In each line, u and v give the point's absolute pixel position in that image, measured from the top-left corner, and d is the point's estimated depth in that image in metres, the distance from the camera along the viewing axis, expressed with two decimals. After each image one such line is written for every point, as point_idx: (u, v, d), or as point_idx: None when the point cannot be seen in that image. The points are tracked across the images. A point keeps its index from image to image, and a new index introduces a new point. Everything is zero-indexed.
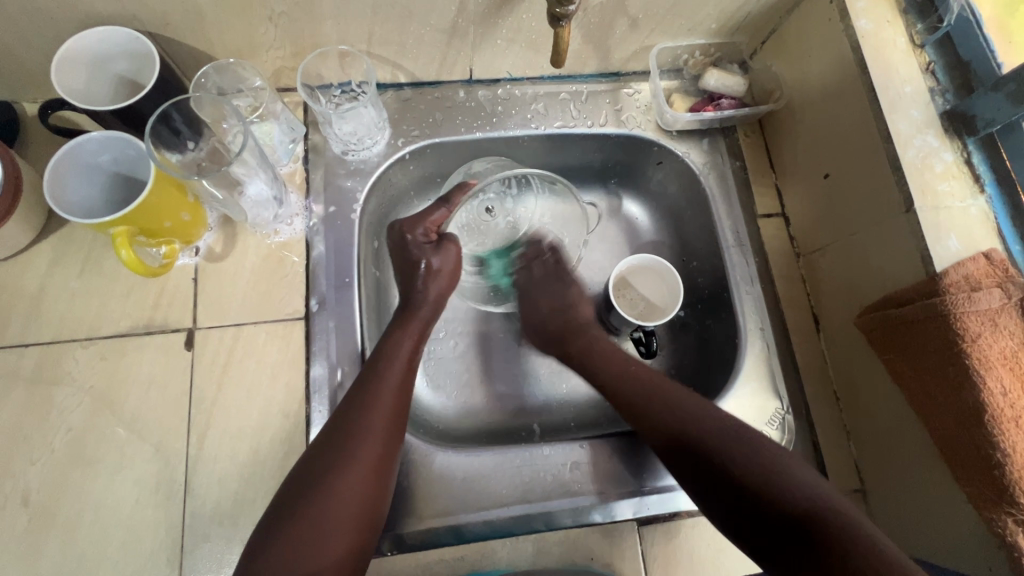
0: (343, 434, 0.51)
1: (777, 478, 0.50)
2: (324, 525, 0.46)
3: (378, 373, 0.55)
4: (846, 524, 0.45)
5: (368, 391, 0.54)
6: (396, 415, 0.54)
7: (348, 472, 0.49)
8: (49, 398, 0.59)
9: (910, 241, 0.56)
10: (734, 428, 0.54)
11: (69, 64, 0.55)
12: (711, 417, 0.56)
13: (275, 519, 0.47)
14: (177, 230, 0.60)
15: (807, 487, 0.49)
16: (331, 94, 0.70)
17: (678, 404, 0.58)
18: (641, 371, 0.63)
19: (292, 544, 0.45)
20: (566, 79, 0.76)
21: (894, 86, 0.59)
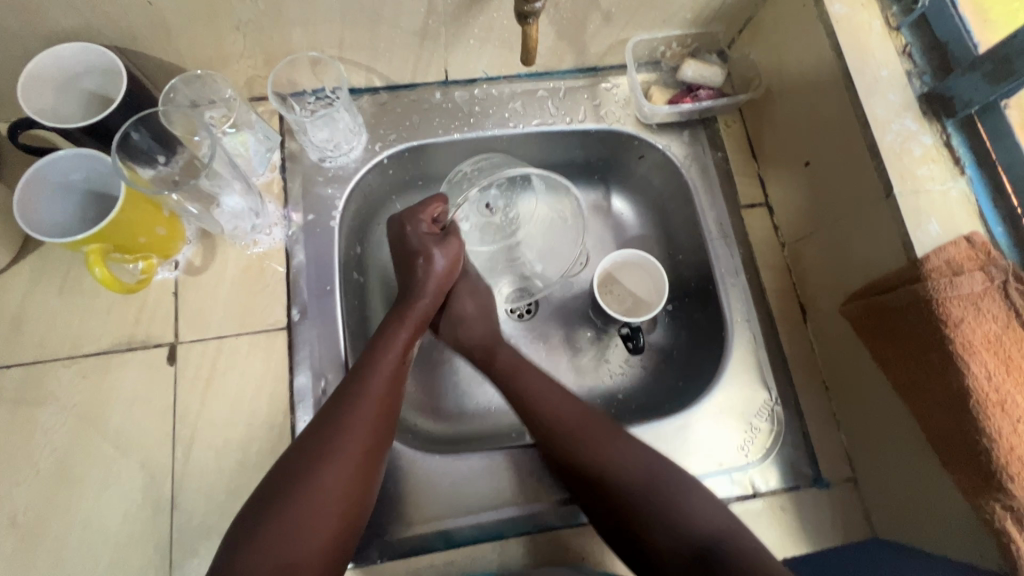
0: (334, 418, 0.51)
1: (679, 515, 0.51)
2: (312, 512, 0.46)
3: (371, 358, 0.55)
4: (744, 548, 0.49)
5: (358, 381, 0.54)
6: (386, 411, 0.53)
7: (330, 473, 0.48)
8: (32, 418, 0.59)
9: (891, 226, 0.55)
10: (649, 468, 0.54)
11: (35, 83, 0.55)
12: (621, 454, 0.55)
13: (254, 517, 0.46)
14: (153, 245, 0.59)
15: (707, 524, 0.51)
16: (305, 101, 0.70)
17: (584, 436, 0.57)
18: (564, 398, 0.60)
19: (268, 539, 0.45)
20: (543, 75, 0.76)
21: (870, 70, 0.58)
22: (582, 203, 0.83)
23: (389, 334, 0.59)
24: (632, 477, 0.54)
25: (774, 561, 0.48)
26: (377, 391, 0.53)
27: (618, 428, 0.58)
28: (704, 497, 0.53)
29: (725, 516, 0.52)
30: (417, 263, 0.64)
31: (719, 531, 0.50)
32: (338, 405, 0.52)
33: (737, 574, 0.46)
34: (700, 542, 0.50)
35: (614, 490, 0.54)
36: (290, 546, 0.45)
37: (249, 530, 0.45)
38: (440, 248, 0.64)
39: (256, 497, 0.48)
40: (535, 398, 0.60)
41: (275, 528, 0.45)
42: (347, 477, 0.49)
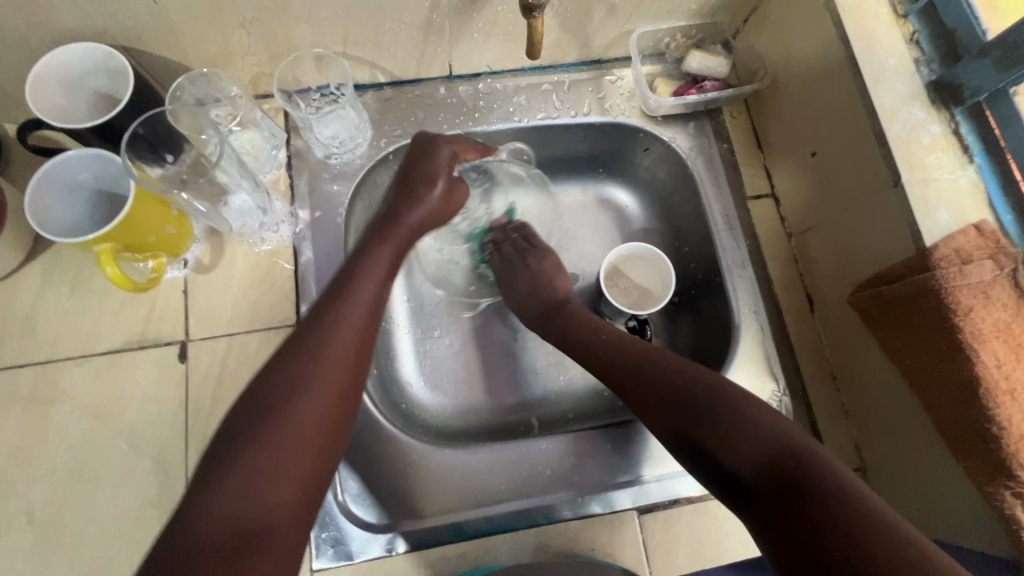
0: (298, 363, 0.46)
1: (750, 428, 0.48)
2: (281, 444, 0.42)
3: (342, 299, 0.51)
4: (817, 465, 0.44)
5: (329, 321, 0.49)
6: (364, 340, 0.50)
7: (296, 415, 0.43)
8: (47, 417, 0.59)
9: (899, 215, 0.55)
10: (732, 390, 0.52)
11: (42, 85, 0.55)
12: (710, 385, 0.53)
13: (218, 451, 0.41)
14: (162, 243, 0.60)
15: (772, 433, 0.47)
16: (310, 98, 0.69)
17: (678, 377, 0.55)
18: (646, 349, 0.60)
19: (236, 477, 0.40)
20: (547, 68, 0.75)
21: (878, 59, 0.58)
22: (587, 196, 0.83)
23: (371, 253, 0.56)
24: (693, 390, 0.53)
25: (846, 471, 0.43)
26: (348, 329, 0.49)
27: (687, 359, 0.57)
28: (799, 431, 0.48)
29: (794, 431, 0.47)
30: (404, 199, 0.61)
31: (794, 446, 0.46)
32: (314, 330, 0.48)
33: (812, 481, 0.42)
34: (777, 459, 0.45)
35: (717, 431, 0.50)
36: (256, 486, 0.40)
37: (211, 470, 0.40)
38: (445, 181, 0.63)
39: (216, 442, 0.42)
40: (584, 336, 0.65)
41: (240, 469, 0.40)
42: (315, 420, 0.44)
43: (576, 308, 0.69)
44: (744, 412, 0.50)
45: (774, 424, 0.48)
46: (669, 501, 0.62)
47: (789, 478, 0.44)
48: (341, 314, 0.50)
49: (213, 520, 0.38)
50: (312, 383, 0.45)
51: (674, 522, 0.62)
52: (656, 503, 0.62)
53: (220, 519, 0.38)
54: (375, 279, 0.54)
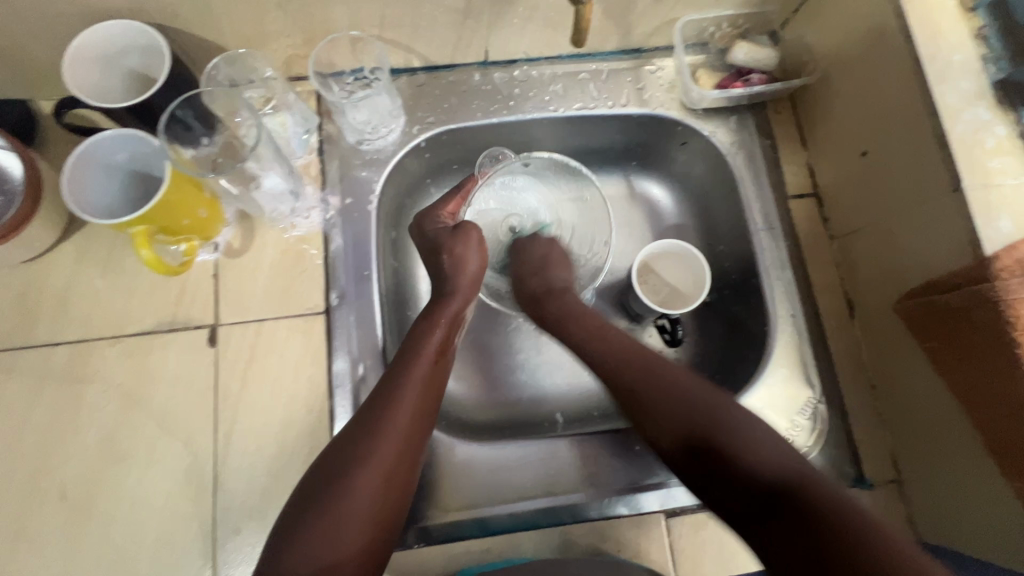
0: (358, 440, 0.47)
1: (734, 438, 0.49)
2: (346, 517, 0.44)
3: (400, 376, 0.52)
4: (846, 509, 0.42)
5: (388, 396, 0.50)
6: (420, 414, 0.51)
7: (355, 493, 0.45)
8: (80, 396, 0.60)
9: (957, 222, 0.52)
10: (697, 399, 0.52)
11: (78, 63, 0.54)
12: (709, 412, 0.51)
13: (290, 518, 0.44)
14: (196, 227, 0.59)
15: (770, 451, 0.48)
16: (343, 81, 0.68)
17: (696, 395, 0.53)
18: (634, 350, 0.58)
19: (311, 538, 0.43)
20: (586, 57, 0.73)
21: (942, 55, 0.54)
22: (620, 189, 0.81)
23: (422, 331, 0.57)
24: (713, 415, 0.51)
25: (859, 502, 0.43)
26: (406, 404, 0.50)
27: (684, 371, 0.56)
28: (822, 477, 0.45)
29: (788, 455, 0.48)
30: (450, 262, 0.63)
31: (788, 463, 0.47)
32: (373, 408, 0.50)
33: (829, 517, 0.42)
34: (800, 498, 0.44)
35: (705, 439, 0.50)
36: (324, 549, 0.43)
37: (291, 532, 0.44)
38: (459, 240, 0.63)
39: (289, 514, 0.45)
40: (597, 339, 0.61)
41: (313, 534, 0.43)
42: (375, 498, 0.46)
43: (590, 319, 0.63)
44: (753, 435, 0.49)
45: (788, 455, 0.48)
46: (696, 505, 0.61)
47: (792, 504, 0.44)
48: (401, 388, 0.51)
49: None
50: (370, 461, 0.46)
51: (701, 527, 0.61)
52: (683, 508, 0.61)
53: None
54: (426, 351, 0.54)
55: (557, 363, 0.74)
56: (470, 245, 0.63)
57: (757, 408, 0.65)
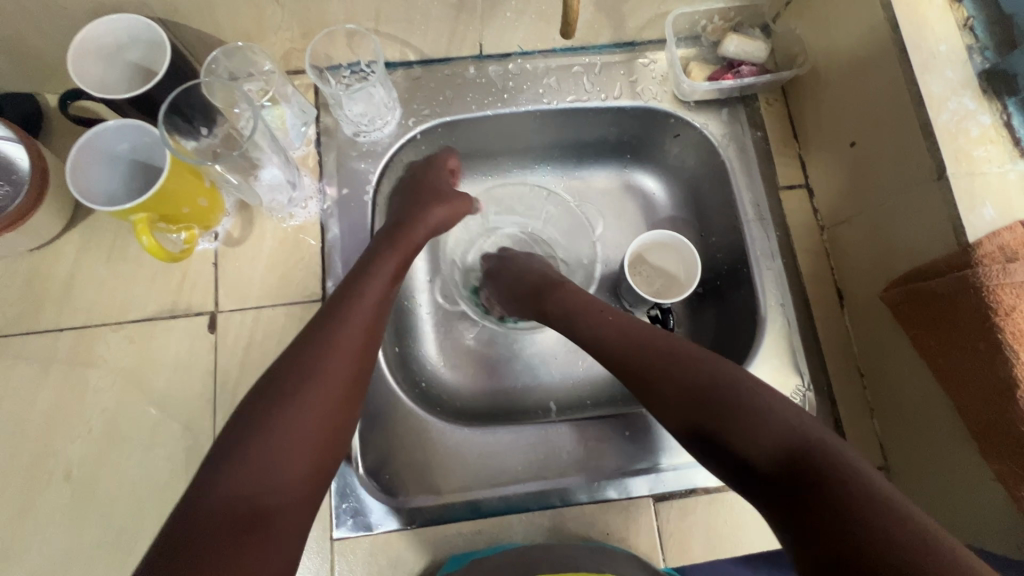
0: (306, 358, 0.48)
1: (739, 403, 0.47)
2: (271, 455, 0.43)
3: (345, 308, 0.53)
4: (853, 484, 0.40)
5: (336, 317, 0.52)
6: (370, 333, 0.53)
7: (302, 414, 0.45)
8: (84, 379, 0.62)
9: (942, 210, 0.53)
10: (704, 371, 0.50)
11: (83, 57, 0.56)
12: (713, 382, 0.49)
13: (226, 439, 0.43)
14: (196, 215, 0.61)
15: (770, 408, 0.46)
16: (340, 75, 0.70)
17: (705, 372, 0.50)
18: (637, 330, 0.56)
19: (251, 460, 0.42)
20: (579, 50, 0.74)
21: (927, 45, 0.55)
22: (613, 181, 0.82)
23: (380, 258, 0.59)
24: (719, 383, 0.49)
25: (877, 474, 0.41)
26: (354, 321, 0.52)
27: (689, 344, 0.53)
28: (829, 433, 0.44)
29: (793, 416, 0.45)
30: (408, 222, 0.63)
31: (793, 422, 0.45)
32: (318, 336, 0.50)
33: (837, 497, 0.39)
34: (798, 463, 0.42)
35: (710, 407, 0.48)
36: (266, 469, 0.42)
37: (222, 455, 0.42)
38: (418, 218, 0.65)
39: (227, 435, 0.44)
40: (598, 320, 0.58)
41: (253, 453, 0.42)
42: (324, 422, 0.47)
43: (591, 303, 0.61)
44: (765, 408, 0.46)
45: (801, 426, 0.45)
46: (685, 491, 0.62)
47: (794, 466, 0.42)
48: (348, 318, 0.52)
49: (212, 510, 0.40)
50: (305, 399, 0.46)
51: (690, 511, 0.62)
52: (671, 492, 0.62)
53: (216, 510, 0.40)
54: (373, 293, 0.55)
55: (551, 353, 0.75)
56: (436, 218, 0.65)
57: None
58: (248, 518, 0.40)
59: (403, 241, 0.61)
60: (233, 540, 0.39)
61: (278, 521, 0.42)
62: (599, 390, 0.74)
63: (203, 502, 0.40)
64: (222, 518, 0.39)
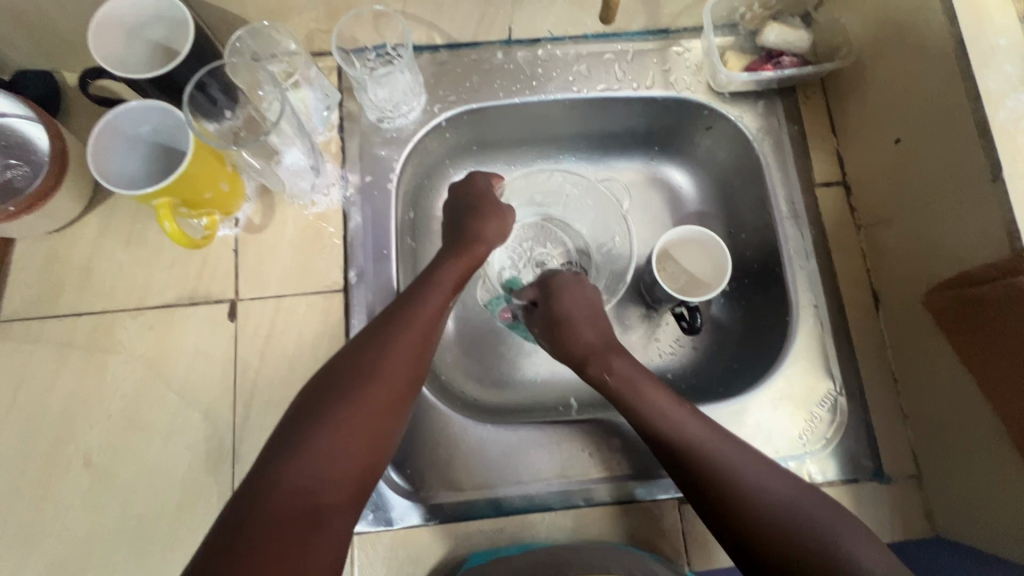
0: (368, 356, 0.50)
1: (751, 491, 0.48)
2: (327, 452, 0.44)
3: (409, 313, 0.53)
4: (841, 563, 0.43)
5: (404, 318, 0.52)
6: (427, 341, 0.53)
7: (361, 409, 0.47)
8: (103, 365, 0.61)
9: (996, 213, 0.51)
10: (716, 450, 0.52)
11: (104, 32, 0.54)
12: (728, 465, 0.50)
13: (290, 427, 0.46)
14: (217, 201, 0.60)
15: (782, 498, 0.48)
16: (365, 58, 0.67)
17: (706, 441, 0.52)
18: (649, 393, 0.57)
19: (308, 452, 0.44)
20: (611, 37, 0.71)
21: (986, 38, 0.52)
22: (641, 174, 0.80)
23: (443, 265, 0.59)
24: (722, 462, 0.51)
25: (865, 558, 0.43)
26: (415, 328, 0.52)
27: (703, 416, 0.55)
28: (855, 530, 0.46)
29: (819, 507, 0.47)
30: (473, 220, 0.64)
31: (811, 517, 0.46)
32: (381, 338, 0.51)
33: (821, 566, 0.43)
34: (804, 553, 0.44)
35: (712, 490, 0.50)
36: (324, 461, 0.44)
37: (285, 442, 0.45)
38: (487, 219, 0.64)
39: (286, 428, 0.46)
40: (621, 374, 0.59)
41: (312, 446, 0.44)
42: (377, 421, 0.47)
43: (621, 363, 0.60)
44: (758, 482, 0.49)
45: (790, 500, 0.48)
46: None
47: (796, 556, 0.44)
48: (408, 325, 0.52)
49: (275, 493, 0.42)
50: (363, 400, 0.47)
51: None
52: None
53: (280, 492, 0.42)
54: (436, 295, 0.55)
55: None
56: (500, 215, 0.65)
57: (775, 399, 0.64)
58: (301, 512, 0.42)
59: (473, 242, 0.62)
60: (286, 534, 0.40)
61: (325, 517, 0.43)
62: None
63: (274, 480, 0.42)
64: (277, 511, 0.41)
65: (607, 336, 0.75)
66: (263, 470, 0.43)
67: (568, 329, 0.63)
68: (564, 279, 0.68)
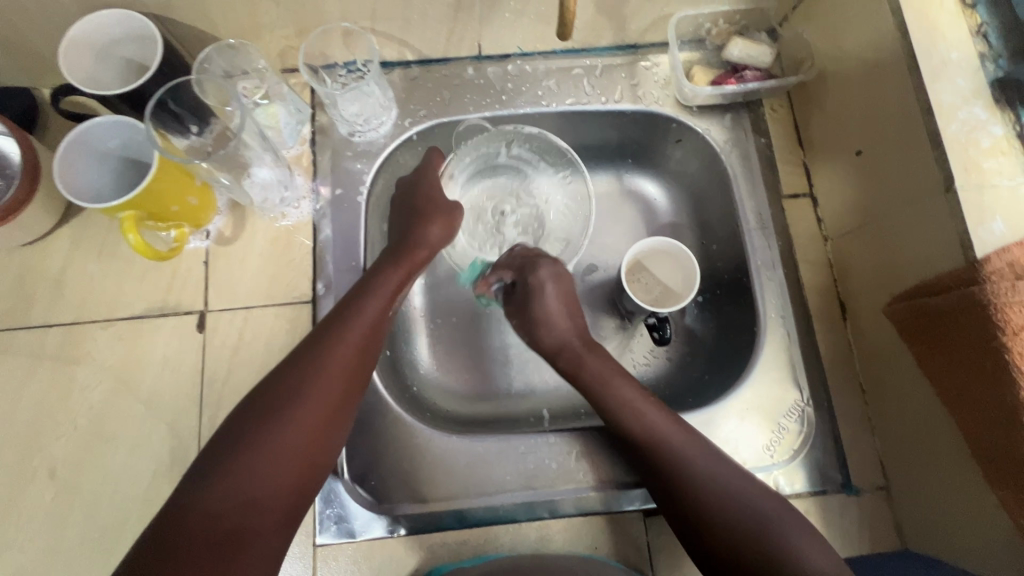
0: (298, 373, 0.49)
1: (705, 489, 0.52)
2: (262, 471, 0.45)
3: (341, 327, 0.53)
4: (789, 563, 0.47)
5: (334, 331, 0.52)
6: (360, 354, 0.53)
7: (294, 428, 0.47)
8: (71, 376, 0.61)
9: (950, 224, 0.51)
10: (693, 459, 0.54)
11: (75, 50, 0.55)
12: (682, 462, 0.54)
13: (218, 445, 0.46)
14: (185, 214, 0.60)
15: (729, 488, 0.52)
16: (336, 73, 0.68)
17: (688, 451, 0.54)
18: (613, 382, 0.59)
19: (238, 473, 0.44)
20: (580, 52, 0.72)
21: (938, 51, 0.53)
22: (614, 186, 0.80)
23: (384, 271, 0.59)
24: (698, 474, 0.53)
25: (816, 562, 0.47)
26: (349, 344, 0.52)
27: (685, 426, 0.56)
28: (791, 520, 0.50)
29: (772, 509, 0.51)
30: (415, 221, 0.64)
31: (763, 518, 0.50)
32: (312, 350, 0.51)
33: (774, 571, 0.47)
34: (740, 544, 0.49)
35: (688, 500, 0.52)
36: (251, 482, 0.44)
37: (210, 467, 0.45)
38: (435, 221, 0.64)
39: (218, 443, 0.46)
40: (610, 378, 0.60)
41: (239, 467, 0.44)
42: (309, 428, 0.48)
43: (592, 360, 0.61)
44: (730, 492, 0.52)
45: (757, 506, 0.51)
46: None
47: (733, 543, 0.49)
48: (338, 339, 0.52)
49: (203, 513, 0.42)
50: (294, 417, 0.47)
51: None
52: None
53: (209, 514, 0.42)
54: (373, 303, 0.55)
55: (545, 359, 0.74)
56: (446, 220, 0.65)
57: (743, 409, 0.64)
58: (222, 538, 0.42)
59: (414, 247, 0.61)
60: (208, 547, 0.41)
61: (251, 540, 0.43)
62: None
63: (190, 509, 0.42)
64: (196, 537, 0.41)
65: None
66: (190, 489, 0.43)
67: (545, 331, 0.63)
68: (543, 258, 0.65)
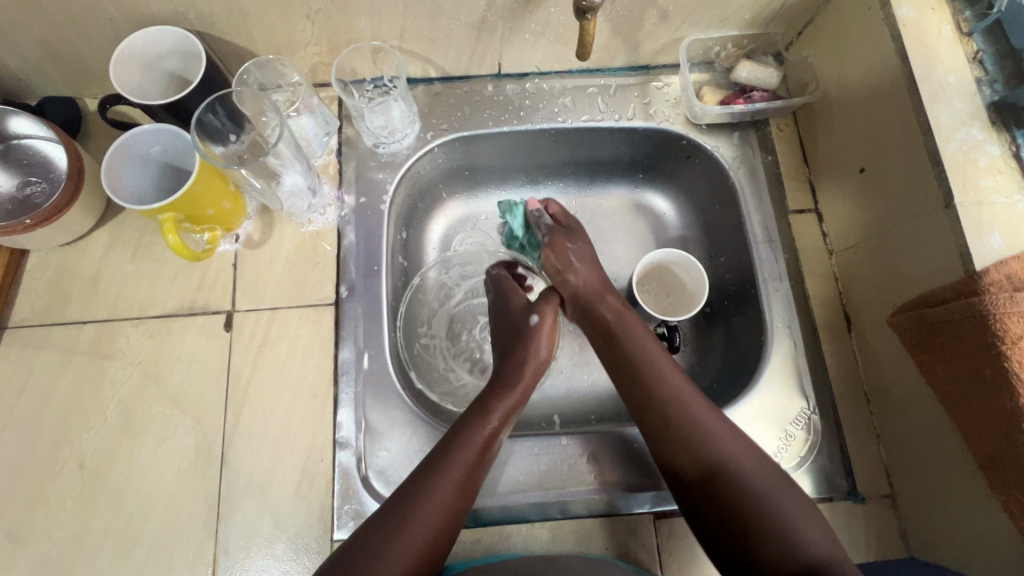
0: (439, 462, 0.55)
1: (722, 460, 0.53)
2: (406, 549, 0.49)
3: (472, 424, 0.58)
4: None
5: (471, 426, 0.57)
6: (485, 449, 0.57)
7: (433, 516, 0.52)
8: (103, 371, 0.64)
9: (949, 237, 0.53)
10: (755, 474, 0.52)
11: (124, 63, 0.59)
12: (698, 427, 0.55)
13: (372, 524, 0.51)
14: (219, 217, 0.64)
15: (746, 466, 0.53)
16: (364, 88, 0.72)
17: (747, 463, 0.53)
18: (637, 334, 0.63)
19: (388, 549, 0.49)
20: (595, 72, 0.77)
21: (937, 76, 0.56)
22: (624, 200, 0.84)
23: (517, 361, 0.64)
24: (756, 489, 0.51)
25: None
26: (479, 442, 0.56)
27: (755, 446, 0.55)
28: (792, 496, 0.51)
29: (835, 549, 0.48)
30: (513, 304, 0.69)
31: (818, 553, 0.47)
32: (450, 446, 0.56)
33: None
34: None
35: (754, 528, 0.49)
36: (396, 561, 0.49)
37: (365, 540, 0.50)
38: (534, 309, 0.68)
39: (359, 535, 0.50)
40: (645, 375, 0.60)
41: (386, 545, 0.49)
42: (441, 515, 0.52)
43: (632, 320, 0.64)
44: (795, 522, 0.49)
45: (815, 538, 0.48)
46: None
47: (738, 521, 0.50)
48: (469, 437, 0.56)
49: None
50: (430, 504, 0.52)
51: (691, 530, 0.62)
52: (673, 510, 0.62)
53: None
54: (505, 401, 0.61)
55: (557, 367, 0.76)
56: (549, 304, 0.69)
57: (751, 416, 0.65)
58: None
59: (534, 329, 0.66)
60: None
61: None
62: (602, 405, 0.74)
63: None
64: None
65: (590, 353, 0.77)
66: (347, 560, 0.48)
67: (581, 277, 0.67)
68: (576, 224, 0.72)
